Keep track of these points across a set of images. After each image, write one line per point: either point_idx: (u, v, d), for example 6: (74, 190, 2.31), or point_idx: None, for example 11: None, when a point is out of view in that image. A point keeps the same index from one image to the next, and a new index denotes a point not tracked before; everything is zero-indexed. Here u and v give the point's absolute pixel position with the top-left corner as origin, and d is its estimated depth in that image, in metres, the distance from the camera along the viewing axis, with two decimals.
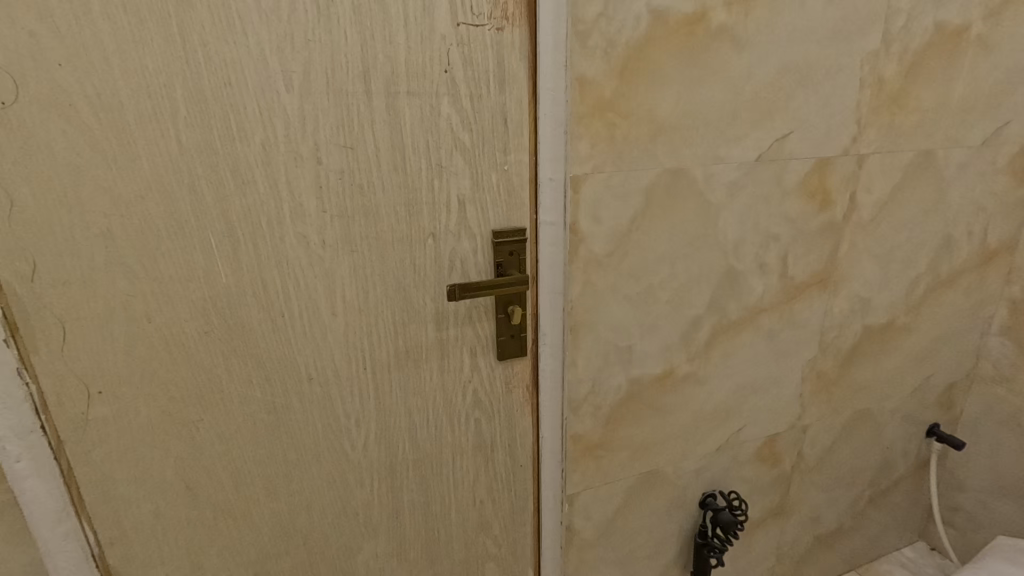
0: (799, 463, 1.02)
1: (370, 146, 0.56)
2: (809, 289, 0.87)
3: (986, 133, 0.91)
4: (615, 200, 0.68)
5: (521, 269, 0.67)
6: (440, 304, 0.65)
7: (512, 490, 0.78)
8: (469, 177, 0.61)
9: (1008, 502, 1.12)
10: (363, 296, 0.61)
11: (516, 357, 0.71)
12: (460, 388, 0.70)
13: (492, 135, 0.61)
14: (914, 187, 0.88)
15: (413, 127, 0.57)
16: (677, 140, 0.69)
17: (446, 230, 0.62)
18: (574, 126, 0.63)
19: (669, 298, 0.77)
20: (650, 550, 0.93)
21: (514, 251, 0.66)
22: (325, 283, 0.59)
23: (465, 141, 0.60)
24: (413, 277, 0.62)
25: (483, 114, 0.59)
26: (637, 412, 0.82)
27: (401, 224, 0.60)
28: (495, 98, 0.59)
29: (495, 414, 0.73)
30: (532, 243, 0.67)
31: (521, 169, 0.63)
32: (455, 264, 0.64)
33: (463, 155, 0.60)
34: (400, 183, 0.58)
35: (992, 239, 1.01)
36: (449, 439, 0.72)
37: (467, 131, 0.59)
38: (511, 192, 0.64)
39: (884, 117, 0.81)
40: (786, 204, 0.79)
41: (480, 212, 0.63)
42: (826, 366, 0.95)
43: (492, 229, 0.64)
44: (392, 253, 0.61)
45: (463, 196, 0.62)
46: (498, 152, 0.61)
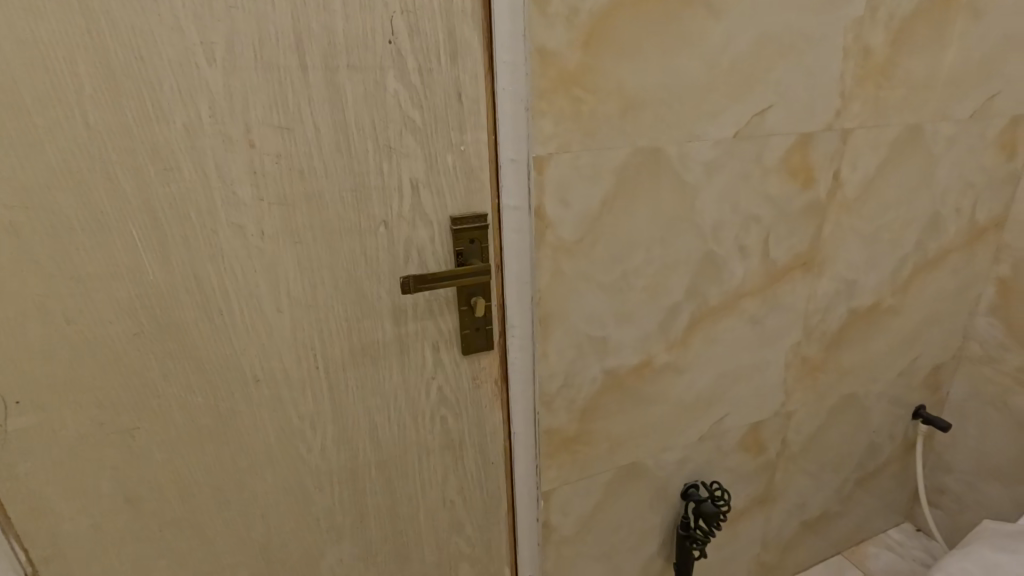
0: (784, 451, 0.99)
1: (310, 127, 0.51)
2: (791, 272, 0.83)
3: (975, 105, 0.87)
4: (584, 182, 0.64)
5: (484, 258, 0.63)
6: (398, 298, 0.61)
7: (485, 489, 0.75)
8: (422, 159, 0.56)
9: (995, 483, 1.10)
10: (311, 290, 0.57)
11: (482, 351, 0.67)
12: (423, 385, 0.66)
13: (446, 113, 0.56)
14: (901, 163, 0.84)
15: (357, 105, 0.52)
16: (649, 116, 0.64)
17: (399, 217, 0.58)
18: (535, 102, 0.58)
19: (645, 285, 0.73)
20: (631, 543, 0.91)
21: (475, 239, 0.61)
22: (269, 278, 0.55)
23: (416, 120, 0.55)
24: (365, 269, 0.58)
25: (434, 90, 0.55)
26: (614, 405, 0.79)
27: (350, 212, 0.55)
28: (448, 71, 0.54)
29: (462, 411, 0.69)
30: (495, 230, 0.63)
31: (480, 149, 0.59)
32: (411, 254, 0.60)
33: (414, 135, 0.55)
34: (345, 167, 0.54)
35: (980, 216, 0.98)
36: (414, 439, 0.68)
37: (418, 108, 0.55)
38: (470, 175, 0.59)
39: (869, 90, 0.77)
40: (767, 183, 0.75)
41: (436, 198, 0.58)
42: (810, 351, 0.92)
43: (451, 216, 0.60)
44: (341, 244, 0.56)
45: (416, 180, 0.57)
46: (453, 131, 0.57)
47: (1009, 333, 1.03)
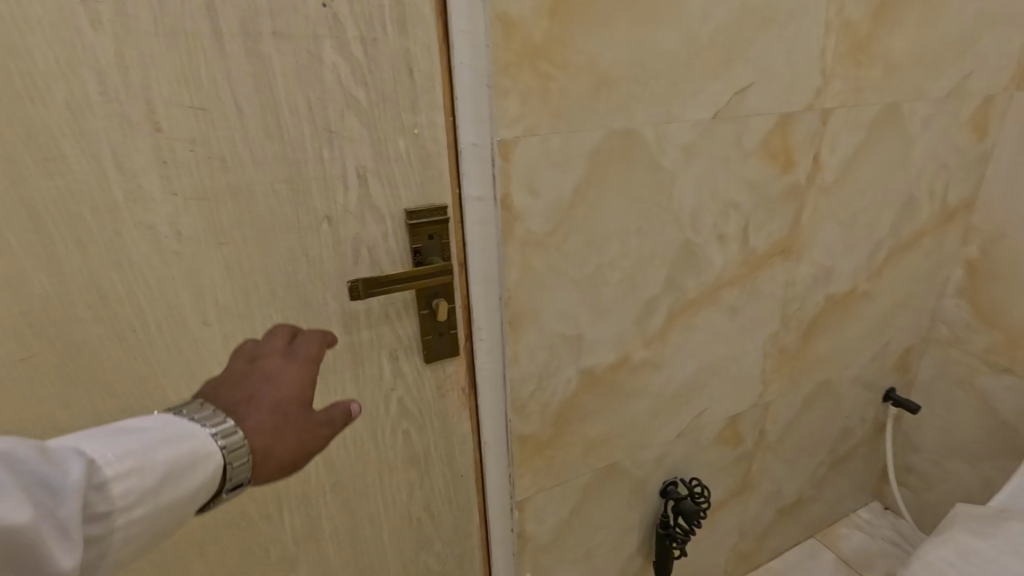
0: (761, 441, 0.97)
1: (230, 106, 0.43)
2: (770, 259, 0.80)
3: (950, 84, 0.84)
4: (555, 169, 0.58)
5: (445, 256, 0.56)
6: (348, 303, 0.54)
7: (454, 503, 0.69)
8: (370, 145, 0.49)
9: (961, 462, 1.12)
10: (243, 298, 0.49)
11: (447, 357, 0.61)
12: (382, 398, 0.59)
13: (396, 90, 0.48)
14: (879, 145, 0.82)
15: (288, 80, 0.44)
16: (624, 94, 0.59)
17: (346, 212, 0.50)
18: (498, 78, 0.51)
19: (621, 279, 0.68)
20: (609, 545, 0.87)
21: (435, 234, 0.54)
22: (190, 286, 0.47)
23: (361, 98, 0.47)
24: (308, 272, 0.51)
25: (381, 63, 0.47)
26: (591, 406, 0.74)
27: (286, 207, 0.48)
28: (396, 40, 0.47)
29: (427, 423, 0.63)
30: (457, 224, 0.56)
31: (437, 132, 0.51)
32: (361, 253, 0.52)
33: (360, 117, 0.48)
34: (277, 154, 0.46)
35: (951, 197, 0.96)
36: (374, 456, 0.62)
37: (362, 85, 0.47)
38: (426, 161, 0.52)
39: (850, 67, 0.73)
40: (747, 167, 0.71)
41: (387, 188, 0.51)
42: (787, 340, 0.89)
43: (405, 209, 0.53)
44: (277, 244, 0.48)
45: (363, 168, 0.49)
46: (405, 111, 0.49)
47: (977, 315, 1.04)
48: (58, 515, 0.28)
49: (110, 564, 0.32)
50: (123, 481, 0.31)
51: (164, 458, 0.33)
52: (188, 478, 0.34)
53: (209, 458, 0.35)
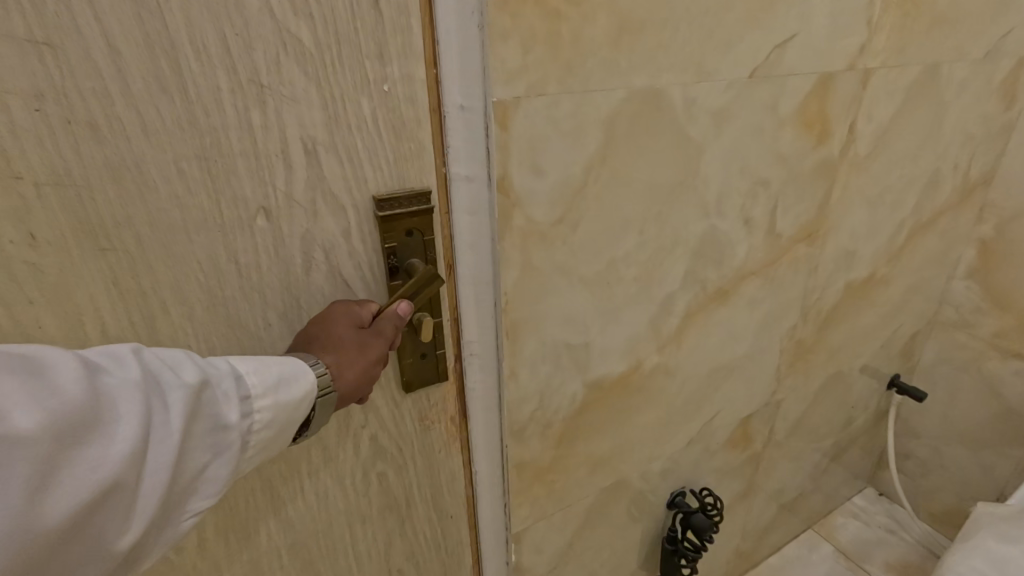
0: (770, 440, 0.90)
1: (96, 41, 0.28)
2: (795, 246, 0.70)
3: (990, 44, 0.75)
4: (563, 140, 0.45)
5: (428, 256, 0.43)
6: (298, 321, 0.40)
7: (441, 546, 0.58)
8: (320, 105, 0.35)
9: (961, 448, 1.08)
10: (144, 323, 0.35)
11: (432, 382, 0.48)
12: (349, 438, 0.47)
13: (352, 26, 0.34)
14: (915, 113, 0.72)
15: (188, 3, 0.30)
16: (650, 43, 0.46)
17: (289, 201, 0.36)
18: (494, 16, 0.38)
19: (637, 274, 0.56)
20: (612, 565, 0.79)
21: (415, 229, 0.41)
22: (59, 312, 0.32)
23: (304, 39, 0.33)
24: (238, 285, 0.37)
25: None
26: (597, 422, 0.63)
27: (198, 195, 0.33)
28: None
29: (407, 462, 0.51)
30: (443, 215, 0.43)
31: (412, 89, 0.37)
32: (314, 257, 0.39)
33: (301, 65, 0.34)
34: (179, 119, 0.31)
35: (973, 172, 0.89)
36: (343, 507, 0.49)
37: (302, 17, 0.33)
38: (398, 131, 0.38)
39: (896, 19, 0.62)
40: (780, 138, 0.59)
41: (347, 168, 0.37)
42: (804, 333, 0.81)
43: (374, 196, 0.39)
44: (191, 249, 0.34)
45: (311, 140, 0.35)
46: (368, 58, 0.35)
47: (987, 297, 0.98)
48: (218, 386, 0.32)
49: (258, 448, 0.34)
50: (256, 371, 0.33)
51: (284, 362, 0.34)
52: (304, 377, 0.35)
53: (312, 371, 0.35)
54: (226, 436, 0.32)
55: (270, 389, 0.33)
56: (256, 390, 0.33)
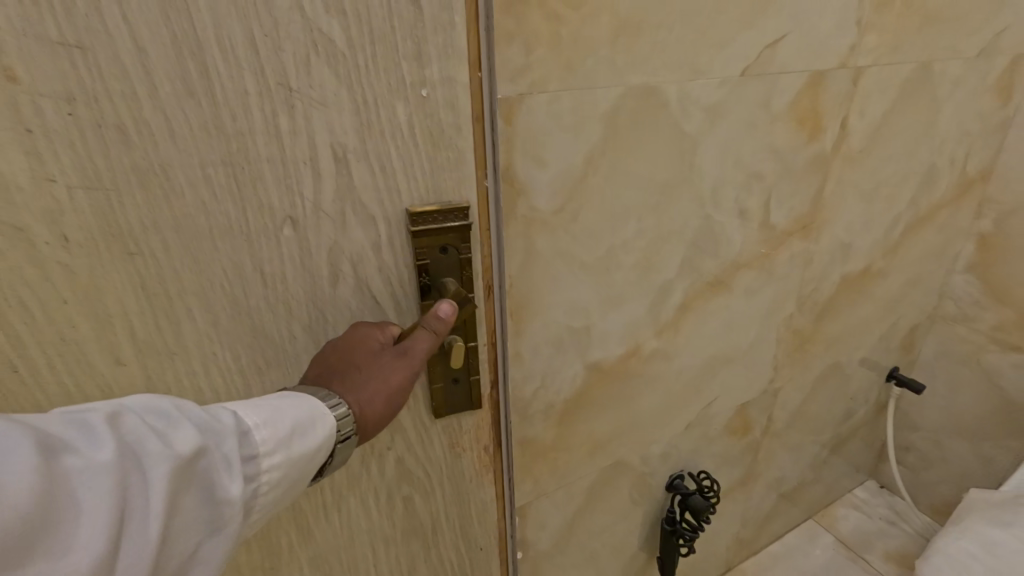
0: (768, 428, 0.92)
1: (125, 44, 0.29)
2: (790, 237, 0.73)
3: (983, 43, 0.77)
4: (565, 134, 0.48)
5: (461, 275, 0.44)
6: (321, 334, 0.41)
7: (465, 565, 0.60)
8: (351, 113, 0.35)
9: (961, 441, 1.10)
10: (170, 323, 0.36)
11: (460, 401, 0.50)
12: (375, 459, 0.49)
13: (383, 28, 0.34)
14: (909, 108, 0.74)
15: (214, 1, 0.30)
16: (647, 42, 0.49)
17: (316, 210, 0.37)
18: (500, 17, 0.41)
19: (635, 262, 0.59)
20: (613, 545, 0.82)
21: (448, 246, 0.42)
22: (91, 310, 0.34)
23: (337, 43, 0.34)
24: (261, 289, 0.38)
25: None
26: (597, 403, 0.67)
27: (225, 201, 0.34)
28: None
29: (435, 490, 0.53)
30: (482, 234, 0.44)
31: (455, 93, 0.38)
32: (344, 268, 0.40)
33: (332, 67, 0.34)
34: (206, 121, 0.32)
35: (970, 168, 0.90)
36: (365, 522, 0.52)
37: (334, 15, 0.33)
38: (435, 138, 0.39)
39: (886, 19, 0.65)
40: (773, 133, 0.62)
41: (376, 175, 0.38)
42: (801, 323, 0.83)
43: (407, 207, 0.40)
44: (217, 251, 0.35)
45: (341, 147, 0.36)
46: (400, 62, 0.35)
47: (986, 290, 0.99)
48: (221, 449, 0.30)
49: (260, 511, 0.33)
50: (264, 430, 0.32)
51: (295, 412, 0.34)
52: (317, 429, 0.35)
53: (327, 413, 0.36)
54: (227, 506, 0.30)
55: (280, 441, 0.33)
56: (263, 448, 0.32)
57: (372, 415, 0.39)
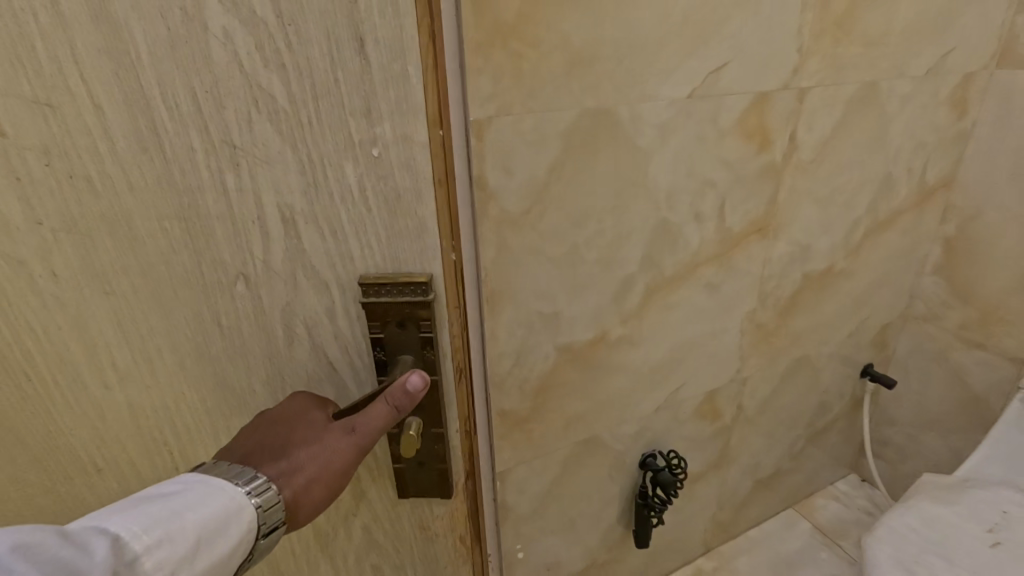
0: (739, 416, 1.00)
1: (88, 109, 0.33)
2: (747, 238, 0.81)
3: (931, 63, 0.84)
4: (529, 148, 0.58)
5: (422, 352, 0.44)
6: (280, 386, 0.44)
7: None
8: (296, 171, 0.37)
9: (933, 435, 1.15)
10: (146, 348, 0.42)
11: (429, 475, 0.50)
12: (342, 516, 0.52)
13: (326, 87, 0.35)
14: (857, 123, 0.82)
15: (163, 71, 0.33)
16: (599, 74, 0.59)
17: (268, 269, 0.40)
18: (469, 57, 0.52)
19: (598, 257, 0.69)
20: (590, 515, 0.91)
21: (406, 323, 0.43)
22: (81, 328, 0.41)
23: (279, 100, 0.35)
24: (219, 334, 0.42)
25: (306, 36, 0.33)
26: (569, 382, 0.76)
27: (180, 252, 0.38)
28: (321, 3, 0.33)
29: (403, 556, 0.55)
30: (450, 312, 0.44)
31: (411, 152, 0.37)
32: (299, 330, 0.42)
33: (275, 124, 0.35)
34: (163, 184, 0.36)
35: (930, 176, 0.97)
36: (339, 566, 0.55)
37: (273, 71, 0.34)
38: (391, 203, 0.39)
39: (827, 45, 0.73)
40: (723, 146, 0.71)
41: (326, 236, 0.39)
42: (764, 317, 0.91)
43: (362, 275, 0.41)
44: (179, 295, 0.40)
45: (288, 210, 0.38)
46: (348, 119, 0.36)
47: (952, 291, 1.06)
48: None
49: None
50: (154, 554, 0.32)
51: (195, 521, 0.34)
52: (225, 534, 0.35)
53: (246, 503, 0.36)
54: None
55: (175, 562, 0.33)
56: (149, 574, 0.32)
57: (307, 503, 0.39)
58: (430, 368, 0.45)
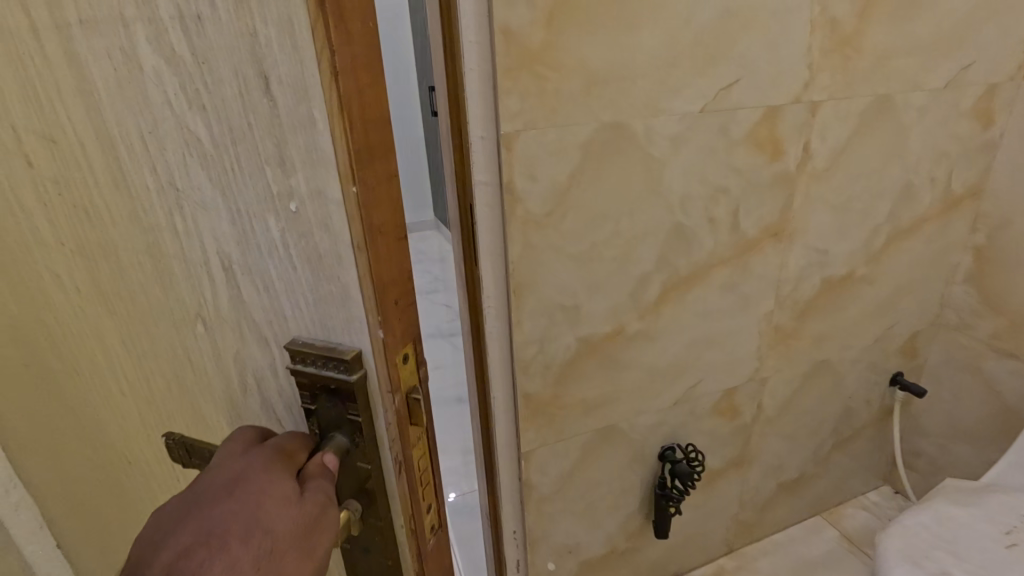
0: (759, 415, 1.03)
1: (70, 133, 0.30)
2: (762, 242, 0.86)
3: (948, 76, 0.87)
4: (551, 158, 0.67)
5: (355, 438, 0.33)
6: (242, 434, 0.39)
7: None
8: (228, 222, 0.30)
9: (965, 446, 1.15)
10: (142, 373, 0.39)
11: None
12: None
13: (248, 130, 0.27)
14: (872, 134, 0.86)
15: (116, 106, 0.29)
16: (614, 92, 0.67)
17: (219, 318, 0.34)
18: (500, 81, 0.61)
19: (615, 256, 0.76)
20: (609, 501, 0.96)
21: (333, 398, 0.32)
22: (92, 344, 0.38)
23: (205, 140, 0.28)
24: (196, 376, 0.38)
25: (218, 73, 0.26)
26: (588, 372, 0.83)
27: (153, 283, 0.34)
28: (226, 34, 0.25)
29: None
30: (384, 397, 0.32)
31: (328, 210, 0.28)
32: (249, 384, 0.37)
33: (206, 168, 0.29)
34: (133, 218, 0.32)
35: (955, 186, 0.99)
36: None
37: (197, 111, 0.27)
38: (317, 266, 0.30)
39: (837, 62, 0.78)
40: (734, 155, 0.77)
41: (268, 293, 0.32)
42: (782, 319, 0.95)
43: (294, 337, 0.33)
44: (161, 333, 0.37)
45: (228, 261, 0.32)
46: (267, 165, 0.28)
47: (983, 300, 1.06)
48: None
49: None
50: None
51: None
52: None
53: None
54: None
55: None
56: None
57: None
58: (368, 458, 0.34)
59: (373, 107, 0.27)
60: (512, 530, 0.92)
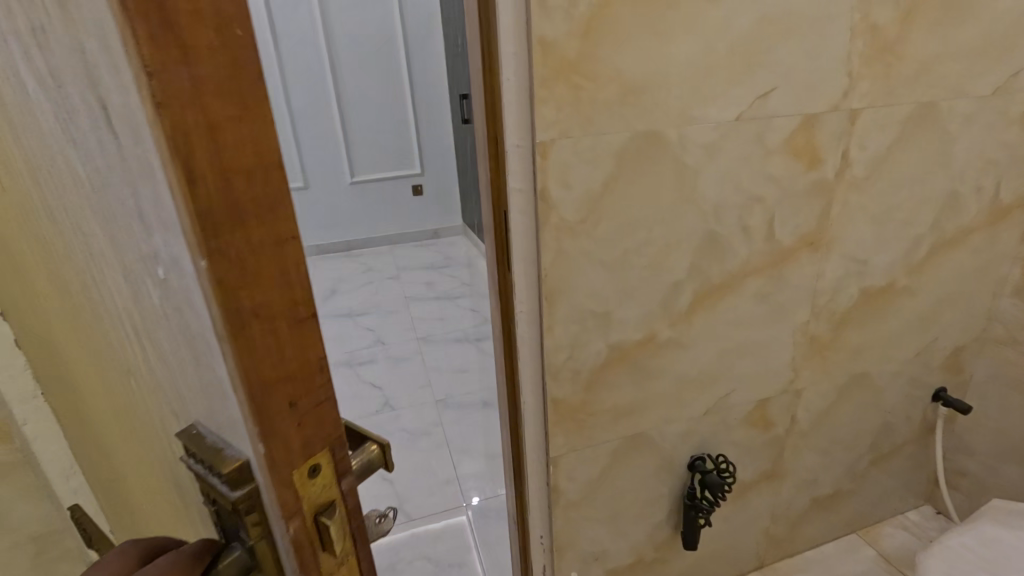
0: (793, 428, 1.01)
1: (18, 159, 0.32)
2: (797, 251, 0.85)
3: (997, 82, 0.85)
4: (584, 166, 0.68)
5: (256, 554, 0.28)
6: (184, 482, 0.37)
7: None
8: (122, 272, 0.28)
9: (1014, 467, 1.09)
10: (107, 394, 0.41)
11: None
12: None
13: (108, 170, 0.23)
14: (915, 142, 0.84)
15: (34, 138, 0.29)
16: (648, 101, 0.67)
17: (140, 364, 0.33)
18: (537, 91, 0.62)
19: (647, 263, 0.76)
20: (638, 509, 0.96)
21: (227, 513, 0.28)
22: (73, 352, 0.42)
23: (88, 181, 0.25)
24: (138, 411, 0.38)
25: (74, 106, 0.23)
26: (618, 378, 0.83)
27: (94, 313, 0.35)
28: (69, 57, 0.21)
29: None
30: (280, 519, 0.27)
31: (185, 281, 0.22)
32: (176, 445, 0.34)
33: (96, 212, 0.26)
34: (70, 240, 0.32)
35: (1004, 196, 0.96)
36: None
37: (74, 148, 0.25)
38: (190, 342, 0.25)
39: (877, 69, 0.77)
40: (770, 163, 0.77)
41: (168, 357, 0.28)
42: (818, 330, 0.93)
43: (193, 422, 0.29)
44: (112, 355, 0.36)
45: (134, 313, 0.29)
46: (131, 215, 0.24)
47: None
48: None
49: None
50: None
51: None
52: None
53: None
54: None
55: None
56: None
57: None
58: (269, 568, 0.29)
59: (240, 162, 0.21)
60: (539, 535, 0.91)
